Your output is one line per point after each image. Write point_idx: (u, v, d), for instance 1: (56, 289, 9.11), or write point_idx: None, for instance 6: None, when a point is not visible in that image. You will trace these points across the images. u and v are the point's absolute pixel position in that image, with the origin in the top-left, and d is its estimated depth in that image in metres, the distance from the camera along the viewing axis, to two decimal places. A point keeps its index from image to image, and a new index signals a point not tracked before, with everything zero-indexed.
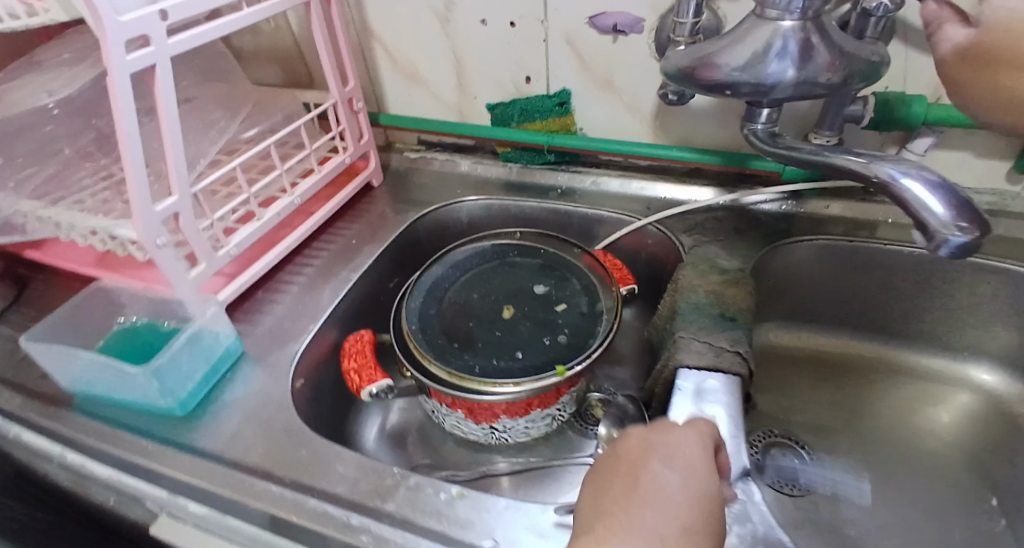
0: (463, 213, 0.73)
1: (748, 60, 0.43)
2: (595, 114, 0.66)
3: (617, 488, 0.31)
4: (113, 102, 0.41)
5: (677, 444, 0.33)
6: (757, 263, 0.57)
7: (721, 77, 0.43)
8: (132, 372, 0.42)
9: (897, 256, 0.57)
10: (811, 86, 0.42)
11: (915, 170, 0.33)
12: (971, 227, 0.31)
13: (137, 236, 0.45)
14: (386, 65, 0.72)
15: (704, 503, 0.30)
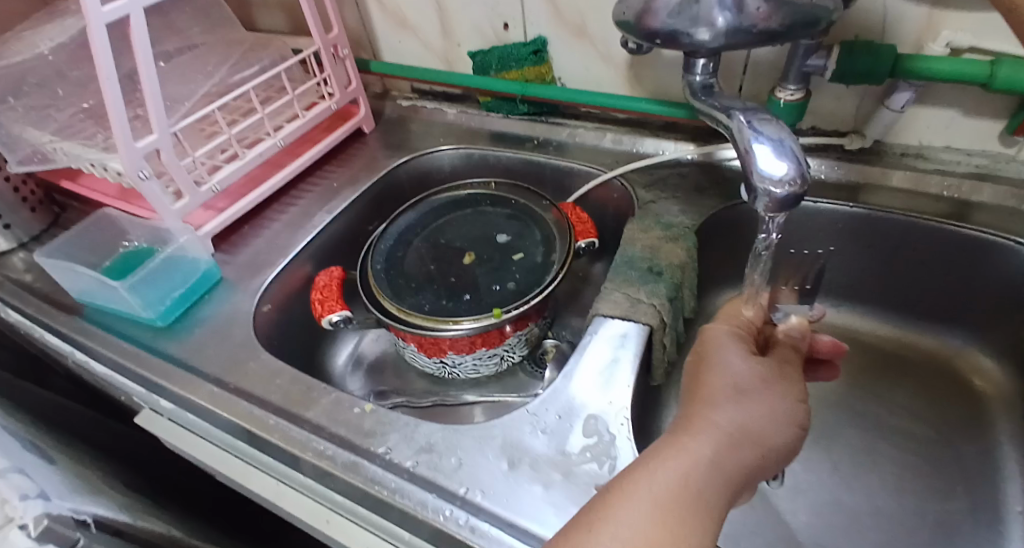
0: (445, 162, 0.76)
1: (683, 3, 0.40)
2: (570, 63, 0.66)
3: (695, 387, 0.33)
4: (94, 46, 0.46)
5: (734, 343, 0.35)
6: (712, 221, 0.57)
7: (656, 26, 0.41)
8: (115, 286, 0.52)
9: (872, 222, 0.55)
10: (745, 34, 0.40)
11: (779, 133, 0.34)
12: (785, 184, 0.32)
13: (122, 168, 0.51)
14: (377, 12, 0.74)
15: (771, 392, 0.32)
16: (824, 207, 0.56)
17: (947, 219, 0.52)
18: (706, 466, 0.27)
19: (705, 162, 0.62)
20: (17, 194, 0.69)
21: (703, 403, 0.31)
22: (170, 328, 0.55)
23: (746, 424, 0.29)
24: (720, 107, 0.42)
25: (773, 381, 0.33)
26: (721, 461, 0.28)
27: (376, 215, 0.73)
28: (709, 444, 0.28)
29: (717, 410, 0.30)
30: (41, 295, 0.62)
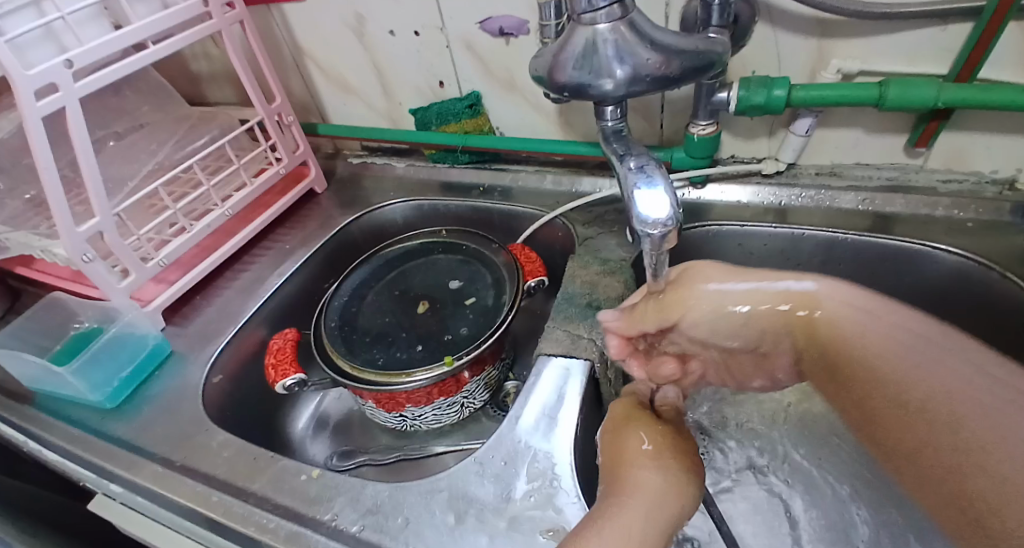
0: (397, 215, 0.77)
1: (584, 61, 0.43)
2: (506, 113, 0.69)
3: (618, 453, 0.39)
4: (32, 142, 0.48)
5: (644, 418, 0.42)
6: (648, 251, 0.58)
7: (565, 79, 0.44)
8: (60, 371, 0.52)
9: (802, 240, 0.57)
10: (644, 86, 0.43)
11: (656, 177, 0.39)
12: (668, 231, 0.37)
13: (65, 254, 0.52)
14: (320, 78, 0.77)
15: (678, 453, 0.39)
16: (752, 230, 0.58)
17: (867, 232, 0.55)
18: (641, 519, 0.33)
19: None
20: None
21: (626, 468, 0.37)
22: (121, 408, 0.55)
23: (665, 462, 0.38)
24: (621, 152, 0.45)
25: (677, 448, 0.40)
26: (654, 515, 0.34)
27: (327, 272, 0.73)
28: (641, 500, 0.34)
29: (638, 471, 0.37)
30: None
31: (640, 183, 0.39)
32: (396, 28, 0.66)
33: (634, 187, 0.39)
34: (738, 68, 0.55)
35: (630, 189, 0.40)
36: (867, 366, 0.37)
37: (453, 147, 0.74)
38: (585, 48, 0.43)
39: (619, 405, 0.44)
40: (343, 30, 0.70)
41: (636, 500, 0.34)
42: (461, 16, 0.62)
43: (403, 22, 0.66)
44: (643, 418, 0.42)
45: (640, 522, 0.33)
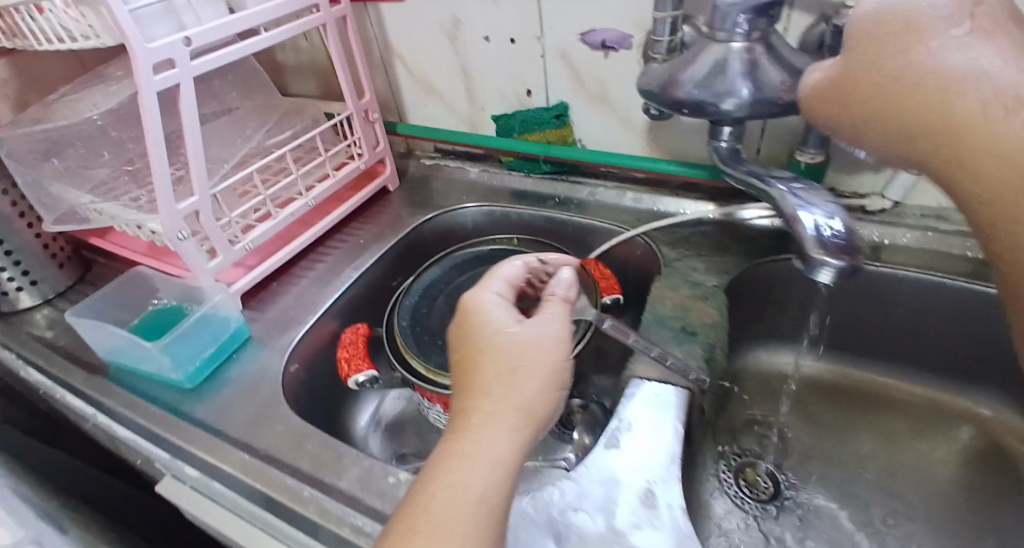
0: (468, 220, 0.78)
1: (708, 77, 0.42)
2: (592, 127, 0.68)
3: (472, 367, 0.35)
4: (144, 116, 0.48)
5: (496, 304, 0.38)
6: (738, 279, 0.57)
7: (683, 95, 0.43)
8: (148, 347, 0.52)
9: (902, 283, 0.55)
10: (768, 107, 0.42)
11: (819, 203, 0.39)
12: (842, 256, 0.36)
13: (162, 230, 0.52)
14: (405, 79, 0.78)
15: (540, 352, 0.35)
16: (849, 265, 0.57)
17: (974, 279, 0.53)
18: (488, 467, 0.31)
19: (729, 222, 0.63)
20: (46, 250, 0.68)
21: (472, 397, 0.34)
22: (200, 389, 0.55)
23: (506, 378, 0.34)
24: (760, 176, 0.45)
25: (534, 350, 0.35)
26: (507, 447, 0.32)
27: (398, 271, 0.73)
28: (491, 438, 0.32)
29: (487, 404, 0.33)
30: (63, 351, 0.62)
31: (802, 209, 0.39)
32: (491, 34, 0.67)
33: (796, 213, 0.39)
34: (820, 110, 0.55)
35: (790, 215, 0.40)
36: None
37: (534, 156, 0.73)
38: (709, 66, 0.42)
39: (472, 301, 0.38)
40: (436, 32, 0.70)
41: (473, 442, 0.32)
42: (561, 26, 0.62)
43: (499, 29, 0.66)
44: (491, 312, 0.37)
45: (483, 462, 0.31)
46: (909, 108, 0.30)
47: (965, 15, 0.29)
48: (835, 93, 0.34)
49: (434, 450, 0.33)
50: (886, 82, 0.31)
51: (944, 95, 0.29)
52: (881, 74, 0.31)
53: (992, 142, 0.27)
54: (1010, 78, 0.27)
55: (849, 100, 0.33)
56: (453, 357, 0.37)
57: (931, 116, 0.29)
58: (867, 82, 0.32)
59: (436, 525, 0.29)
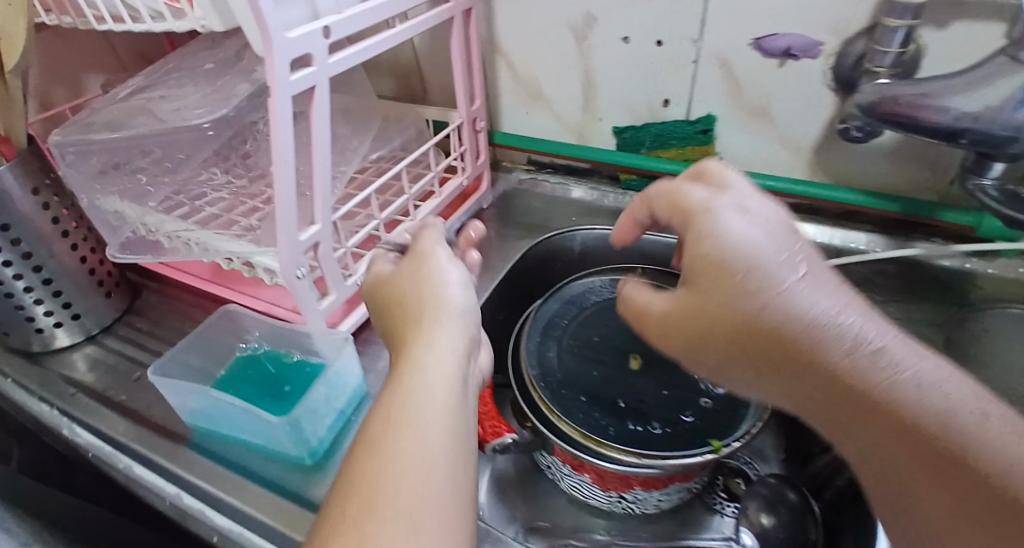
0: (577, 242, 0.67)
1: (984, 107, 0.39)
2: (740, 145, 0.60)
3: (406, 322, 0.36)
4: (272, 127, 0.37)
5: (399, 263, 0.41)
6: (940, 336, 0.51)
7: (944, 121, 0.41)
8: (273, 421, 0.41)
9: None
10: None
11: None
12: None
13: (278, 267, 0.42)
14: (507, 83, 0.68)
15: (413, 284, 0.38)
16: None
17: None
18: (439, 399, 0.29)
19: (911, 260, 0.55)
20: (92, 276, 0.54)
21: (426, 337, 0.34)
22: (321, 464, 0.44)
23: (440, 319, 0.35)
24: None
25: (400, 290, 0.38)
26: (451, 390, 0.30)
27: (508, 306, 0.63)
28: (439, 369, 0.31)
29: (448, 339, 0.33)
30: (119, 409, 0.49)
31: None
32: (633, 35, 0.57)
33: None
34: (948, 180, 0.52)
35: None
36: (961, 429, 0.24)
37: (662, 176, 0.65)
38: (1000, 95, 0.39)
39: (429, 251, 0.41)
40: (560, 29, 0.60)
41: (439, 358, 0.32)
42: (730, 29, 0.53)
43: (645, 30, 0.57)
44: (416, 263, 0.40)
45: (443, 389, 0.30)
46: (711, 318, 0.31)
47: (747, 216, 0.32)
48: (631, 301, 0.37)
49: (380, 397, 0.30)
50: (696, 267, 0.31)
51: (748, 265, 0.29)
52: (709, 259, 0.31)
53: (771, 332, 0.28)
54: (819, 301, 0.28)
55: (637, 311, 0.37)
56: (386, 315, 0.39)
57: (721, 320, 0.30)
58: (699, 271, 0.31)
59: (418, 451, 0.26)
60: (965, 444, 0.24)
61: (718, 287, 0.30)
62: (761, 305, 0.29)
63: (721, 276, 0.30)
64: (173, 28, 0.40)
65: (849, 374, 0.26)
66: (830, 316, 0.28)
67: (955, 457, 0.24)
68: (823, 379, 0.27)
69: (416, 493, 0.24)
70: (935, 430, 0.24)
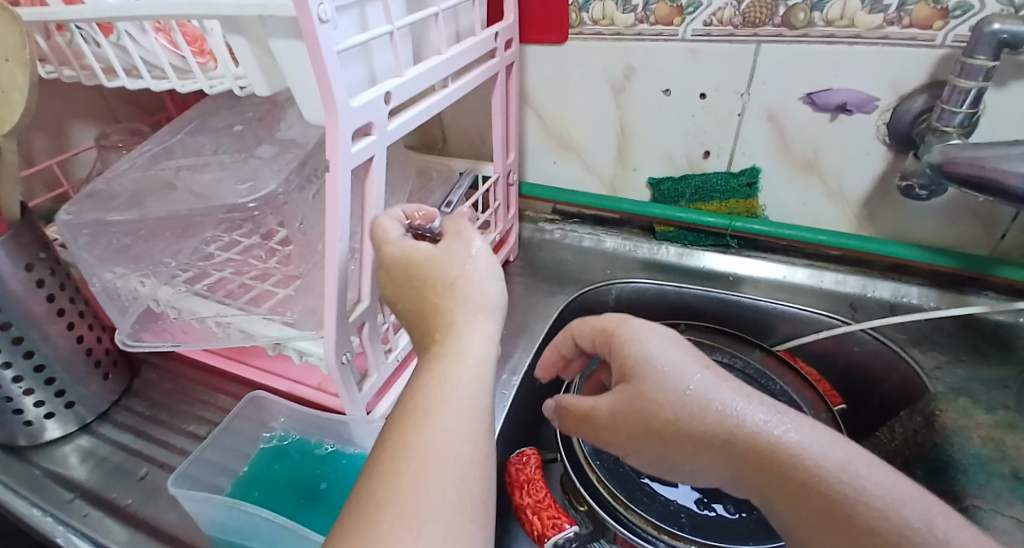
0: (612, 297, 0.64)
1: None
2: (785, 197, 0.58)
3: (426, 289, 0.31)
4: (328, 203, 0.32)
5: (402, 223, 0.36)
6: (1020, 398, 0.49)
7: (1020, 188, 0.39)
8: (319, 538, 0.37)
9: None
10: None
11: None
12: None
13: (323, 355, 0.37)
14: (535, 131, 0.65)
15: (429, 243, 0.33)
16: None
17: None
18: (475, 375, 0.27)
19: (969, 317, 0.54)
20: (89, 358, 0.49)
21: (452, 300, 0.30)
22: None
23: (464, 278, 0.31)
24: None
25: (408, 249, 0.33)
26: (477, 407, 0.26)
27: (547, 370, 0.59)
28: (465, 373, 0.26)
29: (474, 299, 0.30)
30: (124, 517, 0.43)
31: None
32: (675, 86, 0.55)
33: None
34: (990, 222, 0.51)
35: None
36: (854, 501, 0.25)
37: (704, 227, 0.62)
38: None
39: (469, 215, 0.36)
40: (598, 79, 0.58)
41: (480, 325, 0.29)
42: (779, 83, 0.51)
43: (689, 82, 0.55)
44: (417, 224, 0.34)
45: (462, 409, 0.25)
46: (646, 431, 0.31)
47: (667, 338, 0.34)
48: (575, 407, 0.36)
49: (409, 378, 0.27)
50: (620, 399, 0.32)
51: (674, 408, 0.30)
52: (633, 394, 0.32)
53: (694, 427, 0.30)
54: (729, 401, 0.30)
55: (582, 415, 0.35)
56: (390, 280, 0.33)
57: (652, 427, 0.31)
58: (627, 399, 0.32)
59: (439, 456, 0.23)
60: (893, 528, 0.24)
61: (645, 410, 0.31)
62: (687, 410, 0.30)
63: (643, 396, 0.31)
64: (208, 85, 0.36)
65: (767, 453, 0.28)
66: (743, 411, 0.29)
67: (887, 539, 0.24)
68: (749, 461, 0.28)
69: (434, 520, 0.21)
70: (840, 499, 0.25)
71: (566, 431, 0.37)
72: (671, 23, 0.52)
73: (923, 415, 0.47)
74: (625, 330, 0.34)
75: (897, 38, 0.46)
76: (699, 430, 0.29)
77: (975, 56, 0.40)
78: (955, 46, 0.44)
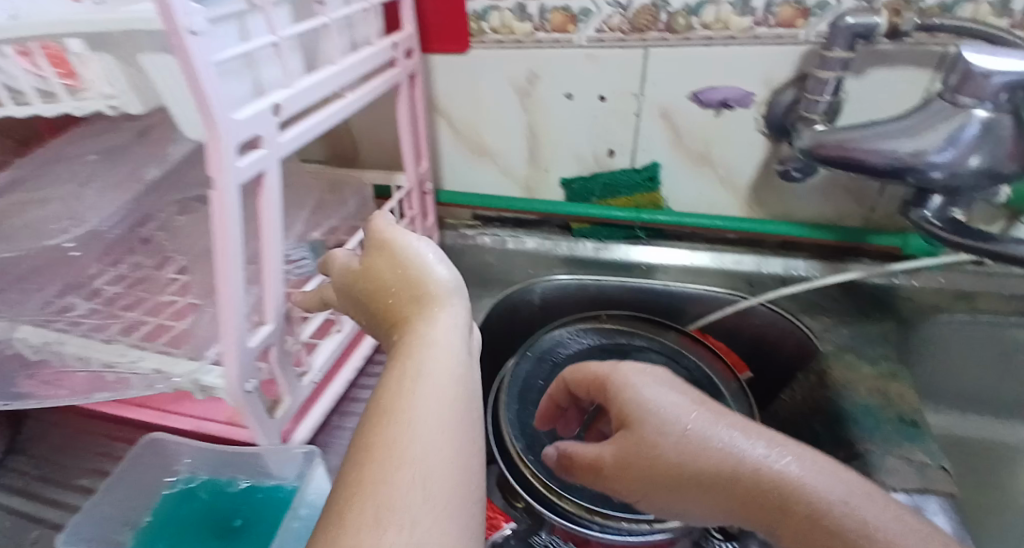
0: (536, 295, 0.65)
1: (915, 147, 0.42)
2: (686, 187, 0.62)
3: (407, 318, 0.32)
4: (218, 224, 0.31)
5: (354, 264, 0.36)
6: (894, 349, 0.55)
7: (880, 163, 0.44)
8: None
9: None
10: (992, 175, 0.42)
11: None
12: None
13: (224, 384, 0.35)
14: (448, 138, 0.65)
15: (393, 275, 0.33)
16: (999, 329, 0.56)
17: None
18: (443, 426, 0.24)
19: (848, 282, 0.60)
20: None
21: (420, 321, 0.31)
22: None
23: (427, 301, 0.32)
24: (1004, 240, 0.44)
25: (375, 281, 0.34)
26: (455, 495, 0.22)
27: None
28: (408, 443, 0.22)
29: (439, 317, 0.30)
30: None
31: None
32: (576, 90, 0.58)
33: None
34: (857, 193, 0.57)
35: None
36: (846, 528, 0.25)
37: (617, 222, 0.65)
38: (932, 134, 0.41)
39: (399, 243, 0.34)
40: (504, 86, 0.59)
41: (446, 332, 0.30)
42: (668, 82, 0.55)
43: (589, 85, 0.57)
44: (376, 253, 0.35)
45: (415, 481, 0.21)
46: (644, 475, 0.31)
47: (658, 380, 0.34)
48: (581, 457, 0.35)
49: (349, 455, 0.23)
50: (617, 450, 0.32)
51: (676, 456, 0.30)
52: (628, 438, 0.32)
53: (688, 468, 0.29)
54: (727, 438, 0.30)
55: (589, 466, 0.34)
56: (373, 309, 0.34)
57: (650, 473, 0.31)
58: (624, 446, 0.32)
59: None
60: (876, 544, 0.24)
61: (645, 457, 0.31)
62: (684, 455, 0.30)
63: (638, 443, 0.31)
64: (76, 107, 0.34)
65: (760, 483, 0.28)
66: (738, 446, 0.29)
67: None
68: (744, 499, 0.28)
69: None
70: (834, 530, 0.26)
71: (568, 474, 0.36)
72: (567, 30, 0.54)
73: (818, 374, 0.54)
74: (619, 380, 0.35)
75: (766, 37, 0.51)
76: (694, 472, 0.29)
77: (832, 49, 0.46)
78: (814, 42, 0.50)
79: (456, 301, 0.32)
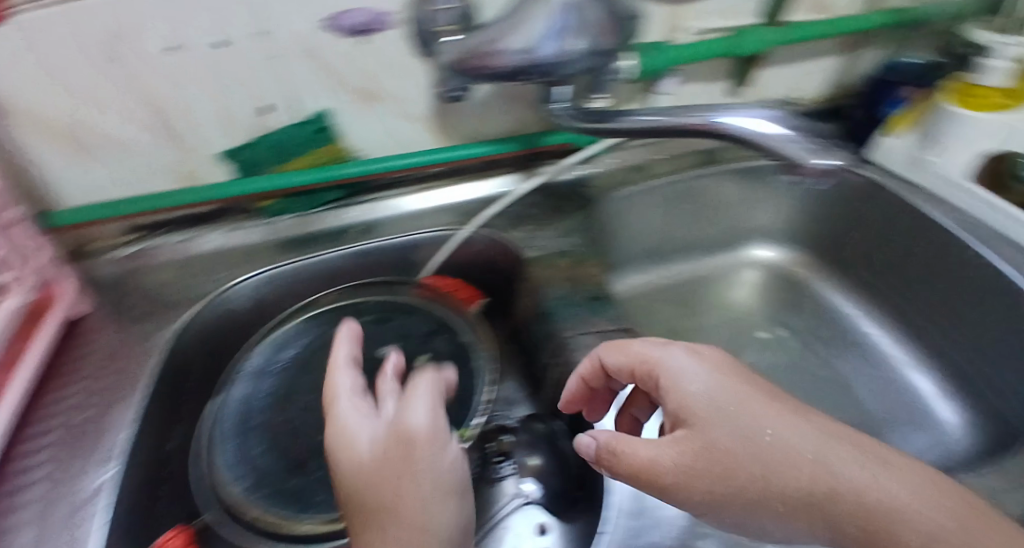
0: (240, 301, 0.54)
1: (528, 41, 0.40)
2: (364, 131, 0.55)
3: (373, 503, 0.29)
4: None
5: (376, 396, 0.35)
6: (590, 231, 0.58)
7: (507, 63, 0.41)
8: None
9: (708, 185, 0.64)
10: (602, 56, 0.43)
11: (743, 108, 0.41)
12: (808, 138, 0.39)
13: None
14: (29, 139, 0.46)
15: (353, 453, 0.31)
16: (676, 180, 0.62)
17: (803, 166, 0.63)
18: None
19: (545, 185, 0.61)
20: None
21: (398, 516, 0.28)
22: None
23: (420, 488, 0.29)
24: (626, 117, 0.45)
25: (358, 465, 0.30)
26: None
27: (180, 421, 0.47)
28: None
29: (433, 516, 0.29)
30: None
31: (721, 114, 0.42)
32: (178, 39, 0.44)
33: (715, 120, 0.42)
34: (522, 96, 0.57)
35: (709, 123, 0.42)
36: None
37: (304, 189, 0.56)
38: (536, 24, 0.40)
39: (412, 417, 0.31)
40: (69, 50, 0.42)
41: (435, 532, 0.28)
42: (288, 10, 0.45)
43: (192, 30, 0.44)
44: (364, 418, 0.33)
45: None
46: (718, 476, 0.28)
47: (716, 364, 0.32)
48: (619, 457, 0.31)
49: None
50: (690, 449, 0.29)
51: (763, 467, 0.27)
52: (697, 439, 0.29)
53: (766, 480, 0.27)
54: (813, 446, 0.27)
55: (631, 472, 0.30)
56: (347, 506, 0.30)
57: (724, 477, 0.28)
58: (696, 445, 0.29)
59: None
60: None
61: (721, 462, 0.28)
62: (771, 469, 0.27)
63: (713, 452, 0.28)
64: None
65: (858, 501, 0.25)
66: (829, 460, 0.26)
67: None
68: (836, 516, 0.26)
69: None
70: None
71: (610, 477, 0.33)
72: None
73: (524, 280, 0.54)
74: (684, 372, 0.31)
75: None
76: (781, 484, 0.27)
77: None
78: None
79: (465, 492, 0.31)
